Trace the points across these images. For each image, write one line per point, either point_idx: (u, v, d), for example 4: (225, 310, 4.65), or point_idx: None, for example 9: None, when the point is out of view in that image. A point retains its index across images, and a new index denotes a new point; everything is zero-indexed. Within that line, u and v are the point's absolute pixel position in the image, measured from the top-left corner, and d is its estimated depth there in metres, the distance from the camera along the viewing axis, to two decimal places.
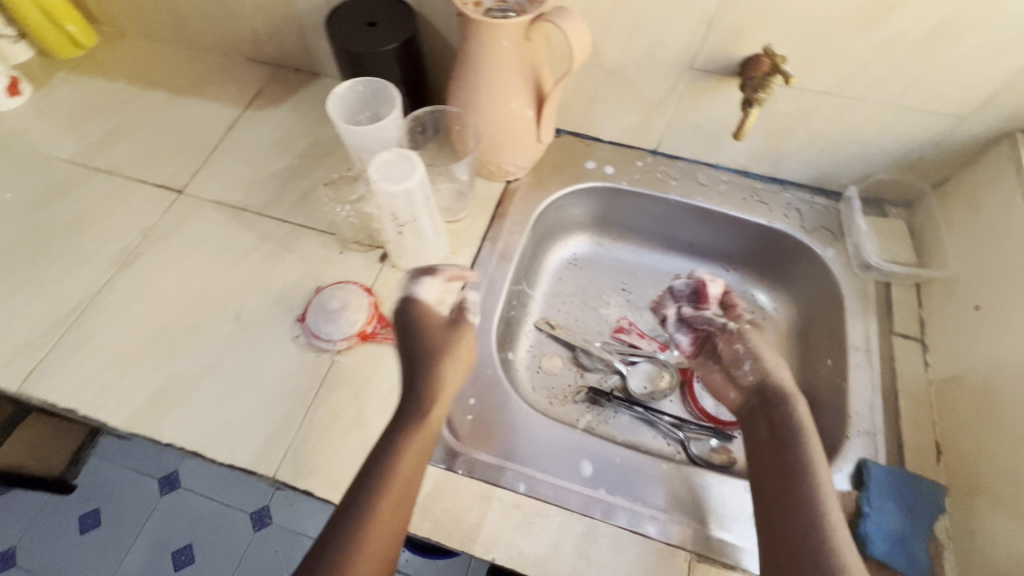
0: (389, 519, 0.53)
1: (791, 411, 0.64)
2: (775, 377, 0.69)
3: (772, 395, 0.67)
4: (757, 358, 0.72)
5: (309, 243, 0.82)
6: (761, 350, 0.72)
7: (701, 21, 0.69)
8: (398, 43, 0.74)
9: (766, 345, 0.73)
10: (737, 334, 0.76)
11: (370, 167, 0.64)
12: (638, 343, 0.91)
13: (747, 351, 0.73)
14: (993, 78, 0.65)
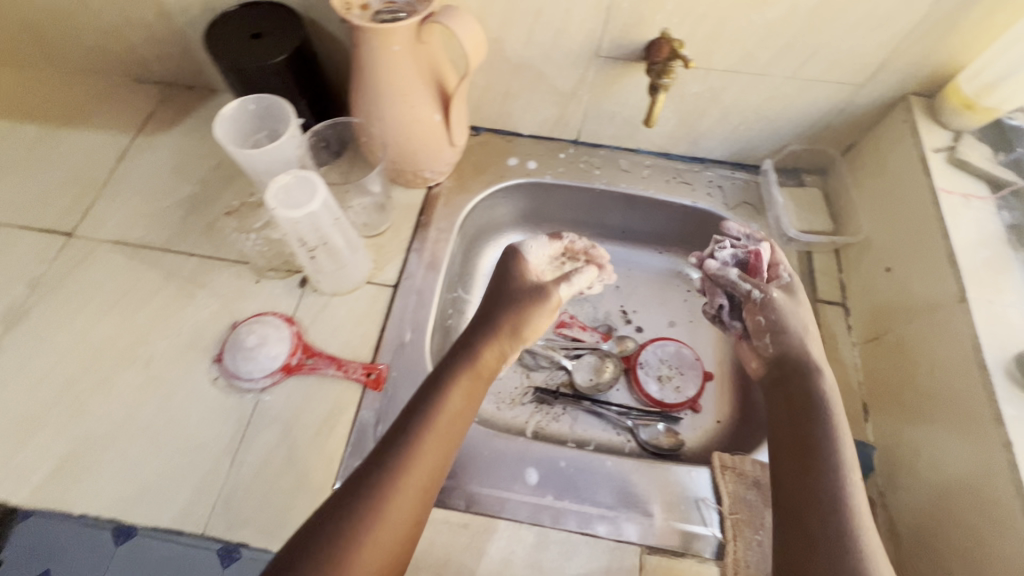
0: (433, 459, 0.57)
1: (822, 383, 0.62)
2: (802, 351, 0.64)
3: (796, 360, 0.64)
4: (783, 331, 0.66)
5: (221, 276, 0.76)
6: (791, 320, 0.66)
7: (598, 8, 0.67)
8: (286, 55, 0.69)
9: (799, 313, 0.66)
10: (765, 304, 0.67)
11: (265, 193, 0.60)
12: (581, 334, 0.90)
13: (778, 320, 0.66)
14: (883, 45, 0.66)
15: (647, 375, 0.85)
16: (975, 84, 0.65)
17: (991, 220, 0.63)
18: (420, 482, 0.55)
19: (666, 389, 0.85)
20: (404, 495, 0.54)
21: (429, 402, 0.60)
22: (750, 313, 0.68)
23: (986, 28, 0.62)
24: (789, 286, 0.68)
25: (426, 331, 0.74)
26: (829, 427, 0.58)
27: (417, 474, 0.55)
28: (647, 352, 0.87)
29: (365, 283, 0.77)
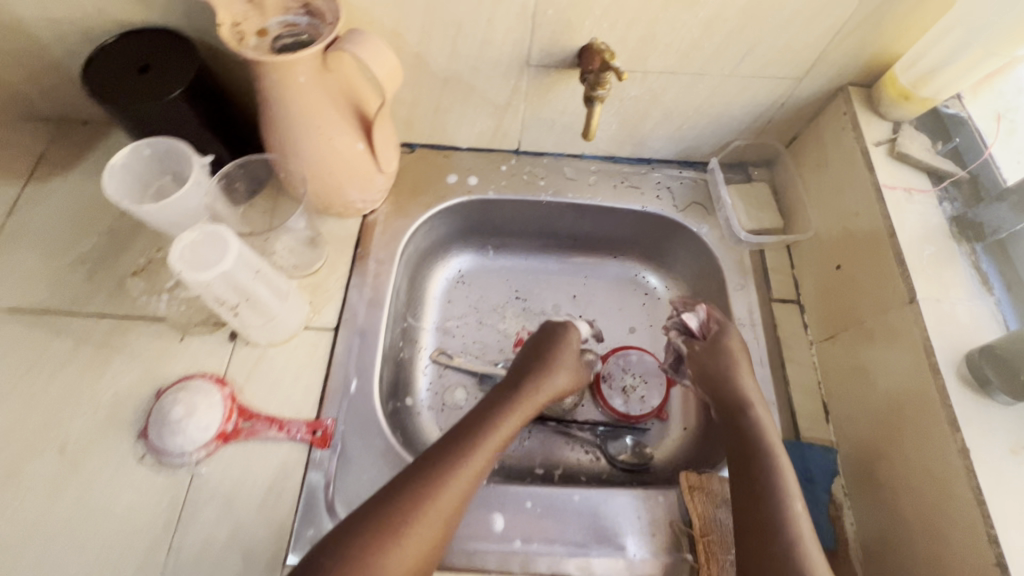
0: (468, 480, 0.58)
1: (753, 422, 0.62)
2: (734, 390, 0.65)
3: (731, 396, 0.65)
4: (711, 375, 0.68)
5: (139, 337, 0.69)
6: (725, 362, 0.67)
7: (523, 16, 0.63)
8: (183, 88, 0.61)
9: (733, 355, 0.67)
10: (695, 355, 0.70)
11: (170, 251, 0.53)
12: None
13: (707, 364, 0.68)
14: (819, 39, 0.64)
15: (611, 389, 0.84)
16: (912, 75, 0.63)
17: (935, 213, 0.62)
18: (455, 499, 0.57)
19: (629, 399, 0.84)
20: (438, 505, 0.56)
21: (478, 423, 0.64)
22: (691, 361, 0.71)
23: (918, 16, 0.61)
24: (721, 336, 0.69)
25: (372, 376, 0.70)
26: (771, 459, 0.59)
27: (453, 491, 0.57)
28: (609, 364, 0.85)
29: (303, 329, 0.71)
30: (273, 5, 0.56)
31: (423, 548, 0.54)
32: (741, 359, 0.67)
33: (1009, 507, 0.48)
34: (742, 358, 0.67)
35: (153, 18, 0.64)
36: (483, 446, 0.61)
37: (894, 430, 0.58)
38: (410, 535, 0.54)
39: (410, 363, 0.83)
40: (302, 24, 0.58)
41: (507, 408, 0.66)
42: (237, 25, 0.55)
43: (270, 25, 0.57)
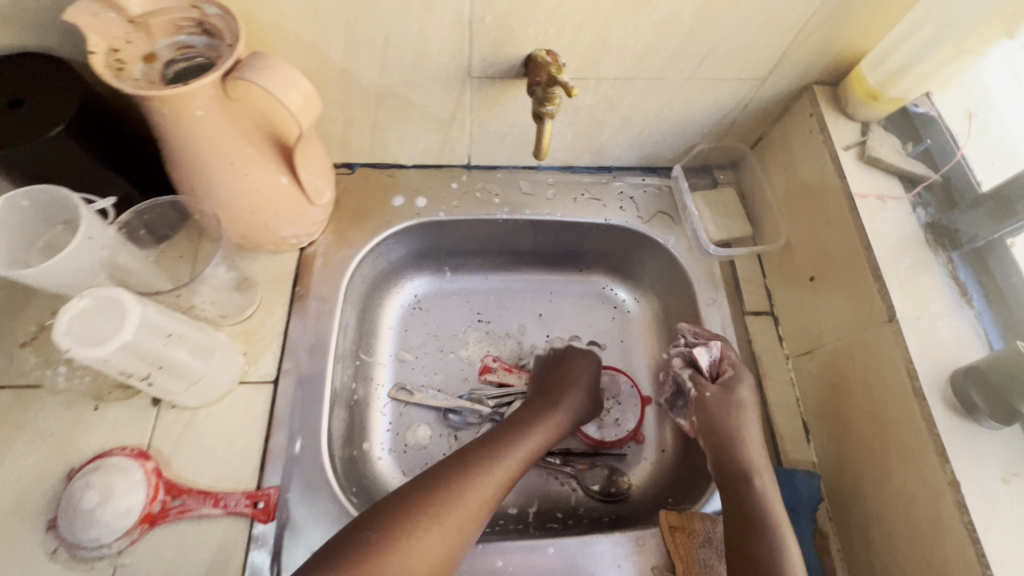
0: (510, 470, 0.62)
1: (757, 493, 0.55)
2: (740, 454, 0.58)
3: (732, 454, 0.58)
4: (714, 430, 0.60)
5: (44, 410, 0.60)
6: (731, 415, 0.60)
7: (459, 24, 0.56)
8: (66, 122, 0.52)
9: (739, 410, 0.60)
10: (702, 402, 0.62)
11: (55, 324, 0.45)
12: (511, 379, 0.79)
13: (713, 416, 0.60)
14: (782, 38, 0.59)
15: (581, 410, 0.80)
16: (879, 74, 0.59)
17: (909, 221, 0.59)
18: (488, 492, 0.59)
19: (603, 421, 0.80)
20: (473, 495, 0.58)
21: (514, 425, 0.67)
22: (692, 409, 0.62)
23: (884, 11, 0.56)
24: (732, 384, 0.62)
25: (319, 431, 0.63)
26: (773, 533, 0.52)
27: (487, 485, 0.59)
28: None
29: (238, 385, 0.63)
30: (160, 25, 0.48)
31: (453, 535, 0.55)
32: (745, 410, 0.61)
33: (1004, 543, 0.45)
34: (748, 413, 0.60)
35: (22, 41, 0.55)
36: (515, 447, 0.64)
37: (874, 454, 0.55)
38: (444, 517, 0.55)
39: (366, 404, 0.76)
40: (198, 45, 0.50)
41: (544, 411, 0.70)
42: (115, 51, 0.47)
43: (159, 48, 0.49)
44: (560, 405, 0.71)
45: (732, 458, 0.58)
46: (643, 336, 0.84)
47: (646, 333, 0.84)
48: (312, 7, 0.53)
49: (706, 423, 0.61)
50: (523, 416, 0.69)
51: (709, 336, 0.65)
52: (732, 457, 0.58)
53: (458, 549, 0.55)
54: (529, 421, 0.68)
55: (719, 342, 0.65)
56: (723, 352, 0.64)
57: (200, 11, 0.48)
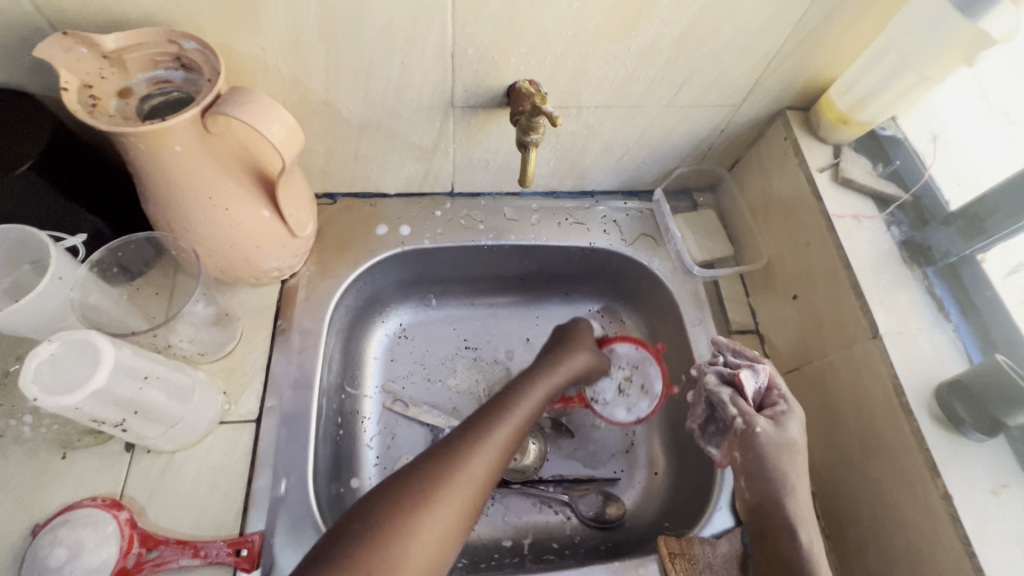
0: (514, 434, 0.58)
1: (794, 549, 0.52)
2: (785, 501, 0.54)
3: (773, 495, 0.55)
4: (761, 469, 0.55)
5: (6, 462, 0.57)
6: (781, 455, 0.55)
7: (441, 57, 0.56)
8: (32, 160, 0.51)
9: (790, 450, 0.56)
10: (752, 436, 0.57)
11: (21, 372, 0.43)
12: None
13: (763, 454, 0.56)
14: (755, 67, 0.61)
15: (599, 396, 0.76)
16: (848, 99, 0.62)
17: (884, 239, 0.61)
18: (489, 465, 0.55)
19: (629, 399, 0.76)
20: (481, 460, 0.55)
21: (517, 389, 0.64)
22: (736, 442, 0.58)
23: (850, 39, 0.59)
24: (782, 419, 0.57)
25: (304, 471, 0.60)
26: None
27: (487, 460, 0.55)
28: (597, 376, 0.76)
29: (218, 425, 0.61)
30: (136, 59, 0.47)
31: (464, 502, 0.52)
32: (792, 445, 0.56)
33: (1001, 558, 0.45)
34: (799, 455, 0.56)
35: None
36: (512, 422, 0.59)
37: (865, 469, 0.55)
38: (445, 496, 0.51)
39: (352, 437, 0.74)
40: (176, 79, 0.49)
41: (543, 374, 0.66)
42: (89, 87, 0.46)
43: (135, 82, 0.48)
44: (562, 369, 0.68)
45: (775, 499, 0.55)
46: None
47: None
48: (293, 40, 0.52)
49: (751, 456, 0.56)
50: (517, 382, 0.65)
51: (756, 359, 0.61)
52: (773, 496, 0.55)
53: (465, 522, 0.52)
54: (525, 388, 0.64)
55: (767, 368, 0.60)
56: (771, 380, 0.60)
57: (177, 46, 0.47)
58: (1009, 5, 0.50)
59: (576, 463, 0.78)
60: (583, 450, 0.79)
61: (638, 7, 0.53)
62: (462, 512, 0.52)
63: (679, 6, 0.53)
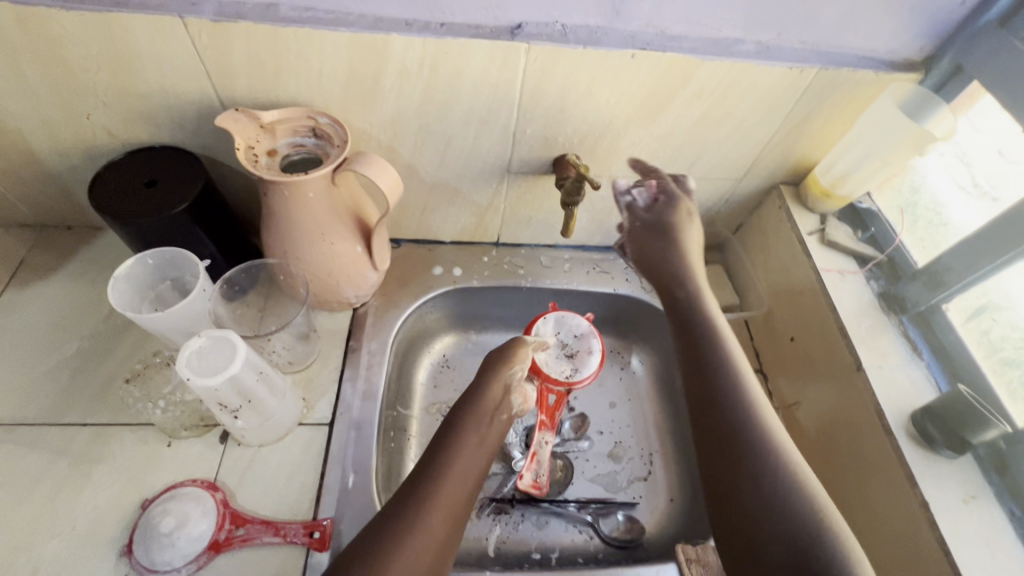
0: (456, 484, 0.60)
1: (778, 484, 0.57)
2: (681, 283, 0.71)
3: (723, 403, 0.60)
4: (649, 258, 0.74)
5: (123, 445, 0.67)
6: (681, 244, 0.73)
7: (505, 135, 0.72)
8: (188, 202, 0.64)
9: (687, 235, 0.73)
10: (654, 226, 0.75)
11: (178, 358, 0.55)
12: (529, 399, 0.71)
13: (665, 244, 0.74)
14: (752, 149, 0.77)
15: (565, 369, 0.74)
16: (829, 177, 0.76)
17: (866, 291, 0.73)
18: (445, 513, 0.57)
19: (580, 350, 0.76)
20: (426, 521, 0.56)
21: (450, 435, 0.64)
22: (650, 243, 0.75)
23: (827, 133, 0.74)
24: (667, 209, 0.74)
25: (370, 470, 0.70)
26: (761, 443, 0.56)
27: (440, 508, 0.57)
28: (544, 365, 0.74)
29: (296, 425, 0.71)
30: (283, 129, 0.63)
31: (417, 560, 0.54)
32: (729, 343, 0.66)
33: (972, 556, 0.53)
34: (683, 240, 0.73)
35: (160, 137, 0.69)
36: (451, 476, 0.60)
37: (856, 486, 0.64)
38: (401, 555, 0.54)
39: (401, 451, 0.83)
40: (308, 144, 0.65)
41: (472, 414, 0.65)
42: (251, 148, 0.62)
43: (279, 145, 0.64)
44: (490, 404, 0.67)
45: (727, 413, 0.59)
46: (648, 395, 0.95)
47: (650, 392, 0.95)
48: (395, 119, 0.68)
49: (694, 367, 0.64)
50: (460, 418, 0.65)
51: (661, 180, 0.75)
52: (718, 415, 0.59)
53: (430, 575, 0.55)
54: (461, 425, 0.64)
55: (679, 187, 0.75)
56: (669, 183, 0.74)
57: (314, 120, 0.63)
58: (947, 112, 0.66)
59: (599, 487, 0.86)
60: (605, 475, 0.87)
61: (660, 104, 0.69)
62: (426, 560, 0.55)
63: (691, 104, 0.69)
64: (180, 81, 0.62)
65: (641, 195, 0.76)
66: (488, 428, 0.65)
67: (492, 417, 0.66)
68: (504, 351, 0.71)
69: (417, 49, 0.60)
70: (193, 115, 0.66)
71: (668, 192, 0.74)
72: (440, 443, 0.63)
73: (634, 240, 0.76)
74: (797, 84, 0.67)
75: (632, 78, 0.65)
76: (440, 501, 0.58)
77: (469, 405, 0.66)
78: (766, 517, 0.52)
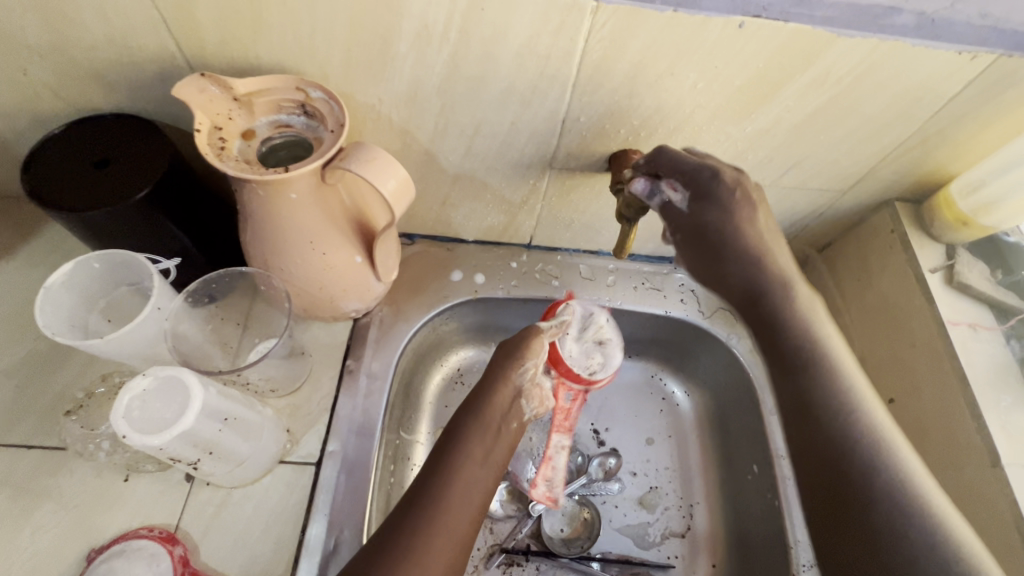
0: (466, 502, 0.49)
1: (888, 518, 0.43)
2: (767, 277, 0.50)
3: (821, 406, 0.47)
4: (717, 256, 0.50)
5: (71, 477, 0.56)
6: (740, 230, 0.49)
7: (552, 121, 0.55)
8: (152, 186, 0.51)
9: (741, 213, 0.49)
10: (697, 236, 0.51)
11: (114, 405, 0.43)
12: (546, 400, 0.61)
13: (725, 240, 0.49)
14: (872, 156, 0.58)
15: (590, 365, 0.69)
16: (973, 202, 0.58)
17: (1002, 353, 0.58)
18: (453, 542, 0.47)
19: (598, 350, 0.70)
20: (434, 547, 0.46)
21: (453, 443, 0.53)
22: (700, 260, 0.51)
23: (976, 142, 0.56)
24: (704, 183, 0.50)
25: (362, 526, 0.58)
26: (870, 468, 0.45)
27: (446, 539, 0.47)
28: (565, 362, 0.67)
29: (277, 464, 0.59)
30: (263, 103, 0.48)
31: None
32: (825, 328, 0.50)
33: None
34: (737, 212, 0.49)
35: (115, 102, 0.54)
36: (457, 489, 0.49)
37: None
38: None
39: (402, 486, 0.70)
40: (296, 124, 0.50)
41: (479, 412, 0.55)
42: (218, 128, 0.47)
43: (258, 125, 0.49)
44: (497, 404, 0.56)
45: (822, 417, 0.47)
46: (694, 435, 0.81)
47: (696, 432, 0.81)
48: (412, 94, 0.52)
49: (785, 373, 0.49)
50: (463, 424, 0.54)
51: (686, 160, 0.51)
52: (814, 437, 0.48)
53: None
54: (465, 436, 0.53)
55: (713, 163, 0.51)
56: (699, 166, 0.50)
57: (304, 94, 0.48)
58: None
59: (628, 541, 0.73)
60: (636, 527, 0.74)
61: (766, 92, 0.51)
62: None
63: (809, 92, 0.51)
64: (130, 32, 0.47)
65: (669, 193, 0.52)
66: (497, 435, 0.54)
67: (500, 426, 0.55)
68: (514, 346, 0.61)
69: (443, 3, 0.44)
70: (154, 77, 0.51)
71: (697, 177, 0.50)
72: (439, 458, 0.52)
73: (686, 249, 0.52)
74: (962, 73, 0.48)
75: (731, 57, 0.48)
76: (450, 521, 0.47)
77: (471, 412, 0.55)
78: (877, 545, 0.43)
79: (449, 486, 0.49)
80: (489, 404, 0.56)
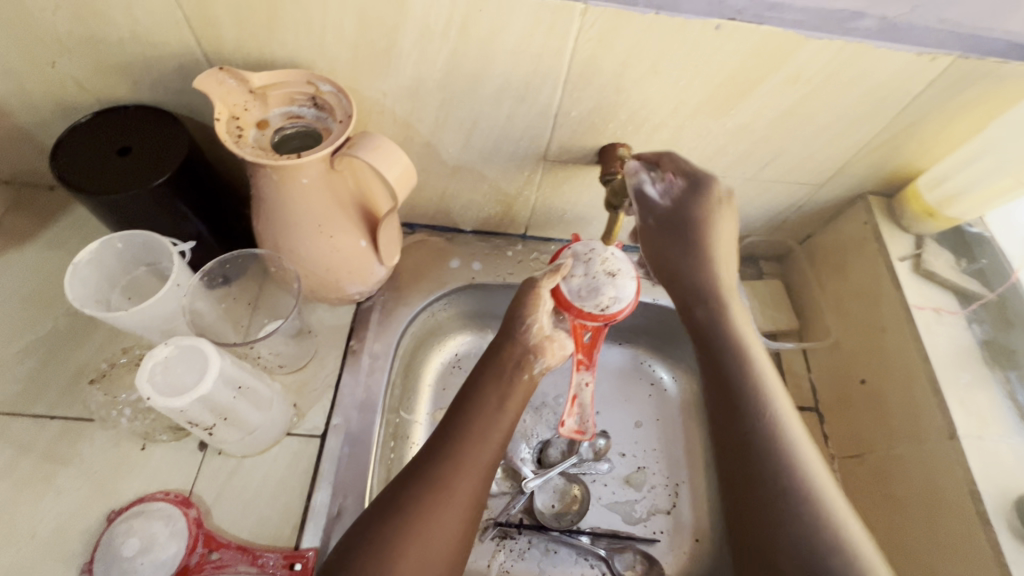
0: (482, 445, 0.54)
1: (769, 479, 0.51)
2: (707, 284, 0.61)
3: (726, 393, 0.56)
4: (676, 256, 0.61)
5: (92, 445, 0.60)
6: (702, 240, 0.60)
7: (546, 115, 0.59)
8: (172, 171, 0.55)
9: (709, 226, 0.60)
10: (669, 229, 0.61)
11: (140, 370, 0.48)
12: (559, 351, 0.62)
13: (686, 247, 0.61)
14: (846, 151, 0.62)
15: (601, 301, 0.59)
16: (938, 194, 0.63)
17: (964, 336, 0.62)
18: (476, 475, 0.53)
19: (610, 281, 0.60)
20: (459, 480, 0.52)
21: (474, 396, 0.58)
22: (659, 246, 0.62)
23: (941, 139, 0.60)
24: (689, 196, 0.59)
25: (363, 493, 0.61)
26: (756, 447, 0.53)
27: (468, 474, 0.52)
28: (574, 302, 0.60)
29: (285, 435, 0.63)
30: (276, 95, 0.52)
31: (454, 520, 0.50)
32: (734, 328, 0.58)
33: None
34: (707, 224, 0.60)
35: (136, 95, 0.58)
36: (478, 435, 0.55)
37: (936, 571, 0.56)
38: (440, 513, 0.50)
39: (401, 463, 0.74)
40: (307, 116, 0.54)
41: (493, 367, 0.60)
42: (236, 118, 0.51)
43: (271, 116, 0.53)
44: (509, 360, 0.60)
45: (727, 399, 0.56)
46: (680, 418, 0.85)
47: (682, 415, 0.85)
48: (415, 89, 0.56)
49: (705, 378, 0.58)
50: (478, 381, 0.59)
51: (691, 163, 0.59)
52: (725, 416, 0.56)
53: (470, 532, 0.52)
54: (480, 388, 0.58)
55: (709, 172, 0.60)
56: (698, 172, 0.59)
57: (315, 87, 0.52)
58: None
59: (616, 517, 0.77)
60: (623, 504, 0.78)
61: (743, 89, 0.55)
62: (467, 515, 0.51)
63: (782, 91, 0.55)
64: (154, 28, 0.51)
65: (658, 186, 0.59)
66: (509, 388, 0.58)
67: (513, 377, 0.59)
68: (520, 301, 0.62)
69: (444, 4, 0.48)
70: (174, 70, 0.55)
71: (695, 189, 0.59)
72: (452, 422, 0.56)
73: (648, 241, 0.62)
74: (923, 74, 0.52)
75: (710, 56, 0.51)
76: (474, 455, 0.54)
77: (485, 370, 0.60)
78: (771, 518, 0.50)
79: (465, 432, 0.55)
80: (501, 361, 0.60)
